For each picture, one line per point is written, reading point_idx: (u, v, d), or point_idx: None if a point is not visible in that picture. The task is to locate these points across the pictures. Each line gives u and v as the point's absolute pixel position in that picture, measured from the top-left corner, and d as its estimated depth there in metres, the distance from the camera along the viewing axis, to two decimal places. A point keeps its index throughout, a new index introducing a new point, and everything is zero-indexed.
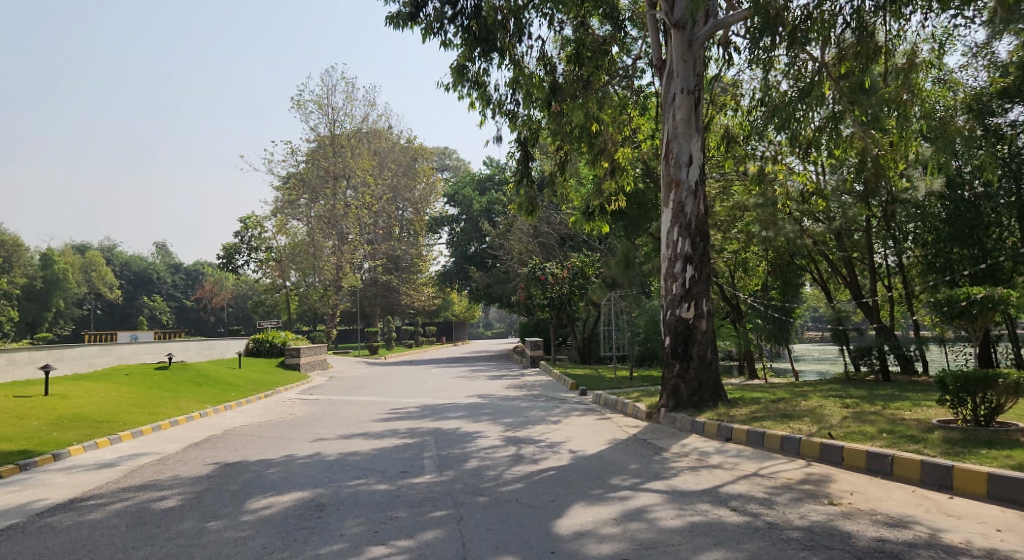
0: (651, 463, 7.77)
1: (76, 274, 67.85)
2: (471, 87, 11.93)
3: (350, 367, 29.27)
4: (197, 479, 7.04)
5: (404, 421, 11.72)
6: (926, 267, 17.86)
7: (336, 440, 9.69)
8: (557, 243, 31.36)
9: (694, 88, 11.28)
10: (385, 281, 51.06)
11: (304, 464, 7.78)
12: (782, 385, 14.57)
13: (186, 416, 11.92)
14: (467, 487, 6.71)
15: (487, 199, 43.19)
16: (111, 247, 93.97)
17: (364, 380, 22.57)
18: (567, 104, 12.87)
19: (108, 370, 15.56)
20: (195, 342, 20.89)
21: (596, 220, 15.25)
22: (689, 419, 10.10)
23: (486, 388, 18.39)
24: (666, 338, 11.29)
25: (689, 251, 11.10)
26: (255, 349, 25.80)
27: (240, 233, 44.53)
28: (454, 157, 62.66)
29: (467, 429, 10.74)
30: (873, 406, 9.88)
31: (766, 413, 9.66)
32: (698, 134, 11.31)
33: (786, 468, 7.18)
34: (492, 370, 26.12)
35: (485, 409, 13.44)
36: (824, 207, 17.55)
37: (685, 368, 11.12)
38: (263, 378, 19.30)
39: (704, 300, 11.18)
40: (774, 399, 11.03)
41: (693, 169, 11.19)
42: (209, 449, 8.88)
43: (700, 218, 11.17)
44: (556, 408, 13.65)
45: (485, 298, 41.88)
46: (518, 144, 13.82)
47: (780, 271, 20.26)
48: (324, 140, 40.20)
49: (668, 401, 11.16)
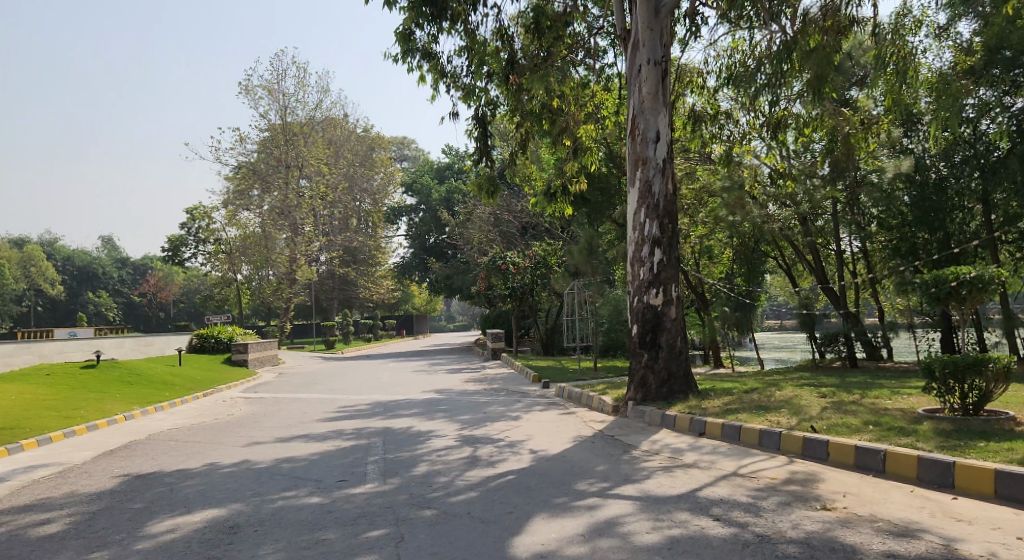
0: (621, 463, 7.02)
1: (13, 270, 65.03)
2: (421, 58, 11.04)
3: (303, 362, 28.13)
4: (95, 496, 6.04)
5: (351, 421, 10.79)
6: (890, 252, 17.44)
7: (273, 443, 8.74)
8: (519, 232, 30.60)
9: (661, 59, 10.52)
10: (342, 274, 49.66)
11: (227, 475, 6.82)
12: (752, 374, 14.00)
13: (107, 420, 10.81)
14: (412, 498, 5.86)
15: (446, 188, 42.16)
16: (53, 241, 90.13)
17: (316, 376, 21.46)
18: (526, 77, 11.94)
19: (27, 370, 14.28)
20: (130, 338, 19.58)
21: (558, 202, 14.34)
22: (659, 414, 9.38)
23: (445, 382, 17.53)
24: (634, 327, 10.58)
25: (657, 234, 10.38)
26: (199, 345, 24.50)
27: (186, 225, 42.72)
28: (412, 146, 61.47)
29: (419, 428, 9.86)
30: (852, 394, 9.25)
31: (741, 405, 8.97)
32: (666, 109, 10.59)
33: (769, 467, 6.47)
34: (451, 363, 25.27)
35: (441, 405, 12.56)
36: (790, 190, 16.98)
37: (653, 358, 10.42)
38: (204, 376, 18.09)
39: (673, 285, 10.49)
40: (747, 389, 10.36)
41: (660, 146, 10.47)
42: (123, 458, 7.86)
43: (668, 198, 10.46)
44: (516, 402, 12.85)
45: (445, 289, 40.92)
46: (475, 121, 12.79)
47: (746, 257, 19.89)
48: (275, 128, 38.29)
49: (636, 393, 10.45)
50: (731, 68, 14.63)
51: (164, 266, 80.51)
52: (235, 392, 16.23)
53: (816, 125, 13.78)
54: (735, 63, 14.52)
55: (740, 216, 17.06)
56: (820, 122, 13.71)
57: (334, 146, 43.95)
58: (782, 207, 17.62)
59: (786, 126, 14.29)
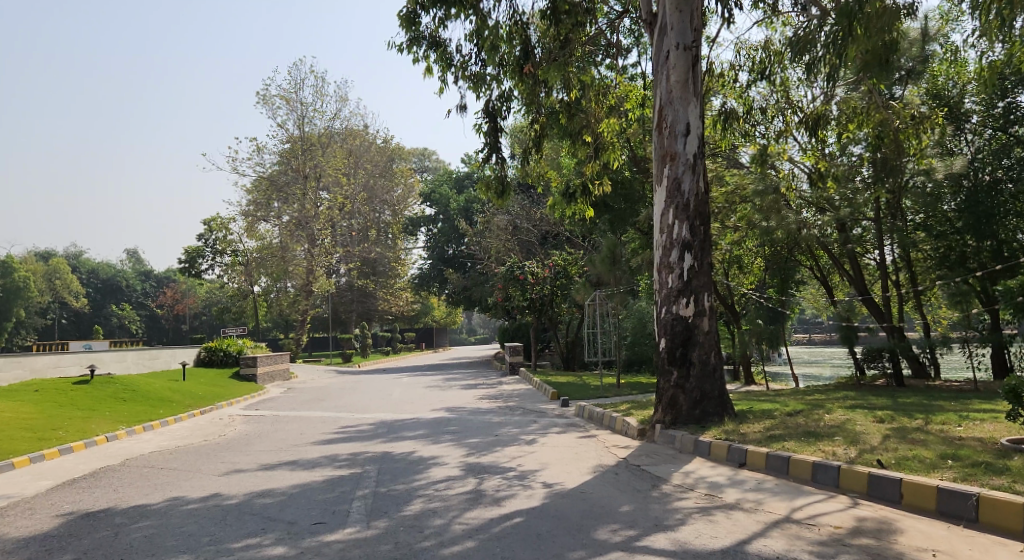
0: (650, 503, 5.93)
1: (39, 282, 65.67)
2: (428, 46, 10.19)
3: (316, 376, 27.36)
4: (23, 544, 5.09)
5: (349, 444, 9.81)
6: (935, 262, 15.85)
7: (256, 471, 7.78)
8: (538, 240, 29.64)
9: (691, 44, 9.50)
10: (361, 286, 48.98)
11: (188, 515, 5.86)
12: (791, 393, 12.78)
13: (87, 442, 9.95)
14: (396, 549, 4.84)
15: (464, 198, 41.39)
16: (78, 254, 90.97)
17: (326, 391, 20.59)
18: (542, 67, 10.98)
19: (16, 386, 13.54)
20: (133, 352, 18.85)
21: (577, 202, 13.18)
22: (692, 440, 8.28)
23: (458, 398, 16.56)
24: (662, 341, 9.51)
25: (687, 237, 9.34)
26: (208, 359, 23.77)
27: (204, 237, 42.37)
28: (433, 158, 60.91)
29: (421, 454, 8.85)
30: (914, 419, 8.06)
31: (786, 431, 7.83)
32: (697, 99, 9.56)
33: (829, 511, 5.34)
34: (467, 377, 24.27)
35: (450, 426, 11.54)
36: (828, 194, 15.75)
37: (684, 377, 9.32)
38: (209, 392, 17.29)
39: (706, 295, 9.40)
40: (791, 412, 9.18)
41: (691, 140, 9.44)
42: (81, 490, 6.94)
43: (699, 197, 9.41)
44: (532, 423, 11.76)
45: (463, 301, 40.06)
46: (485, 114, 11.83)
47: (778, 267, 18.68)
48: (294, 139, 37.66)
49: (665, 416, 9.35)
50: (768, 59, 13.55)
51: (186, 279, 80.70)
52: (236, 409, 15.36)
53: (862, 120, 12.67)
54: (771, 56, 13.46)
55: (775, 221, 15.85)
56: (867, 117, 12.57)
57: (353, 157, 43.43)
58: (819, 213, 16.45)
59: (828, 122, 13.13)
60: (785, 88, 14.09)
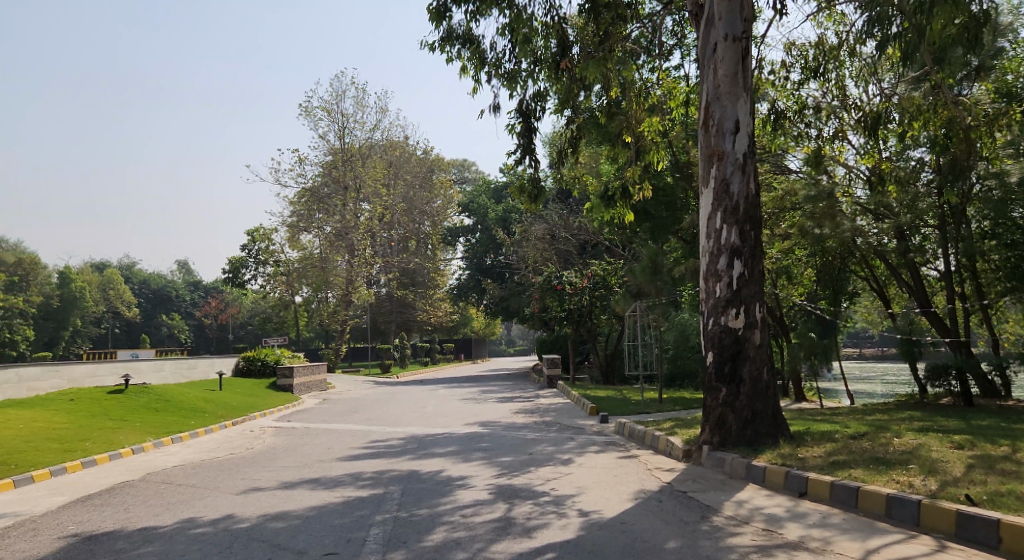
0: (700, 539, 5.27)
1: (93, 292, 67.59)
2: (461, 44, 9.85)
3: (352, 387, 27.10)
4: None
5: (376, 460, 9.33)
6: (1005, 273, 14.61)
7: (274, 490, 7.32)
8: (577, 250, 29.06)
9: (742, 35, 8.82)
10: (401, 296, 48.91)
11: (192, 541, 5.40)
12: (848, 413, 11.86)
13: (111, 454, 9.66)
14: None
15: (503, 207, 41.05)
16: (129, 265, 93.71)
17: (360, 402, 20.22)
18: (580, 64, 10.46)
19: (51, 395, 13.44)
20: (170, 361, 18.78)
21: (616, 206, 12.51)
22: (744, 464, 7.57)
23: (493, 412, 15.98)
24: (709, 354, 8.81)
25: (736, 243, 8.63)
26: (246, 368, 23.72)
27: (247, 247, 42.89)
28: (472, 169, 60.81)
29: (450, 473, 8.30)
30: (998, 446, 7.19)
31: (850, 457, 7.07)
32: (747, 94, 8.88)
33: (914, 556, 4.60)
34: (504, 390, 23.69)
35: (483, 443, 10.96)
36: (887, 199, 14.77)
37: (734, 394, 8.58)
38: (242, 403, 17.06)
39: (757, 305, 8.67)
40: (853, 435, 8.35)
41: (740, 138, 8.77)
42: (91, 508, 6.57)
43: (750, 200, 8.72)
44: (569, 441, 11.12)
45: (501, 312, 39.56)
46: (518, 114, 11.31)
47: (831, 277, 17.69)
48: (335, 150, 37.84)
49: (712, 436, 8.62)
50: (822, 56, 12.76)
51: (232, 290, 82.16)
52: (267, 420, 15.07)
53: (927, 119, 11.72)
54: (825, 52, 12.64)
55: (829, 228, 14.94)
56: (934, 115, 11.65)
57: (392, 168, 43.48)
58: (875, 220, 15.51)
59: (887, 120, 12.23)
60: (841, 87, 13.25)
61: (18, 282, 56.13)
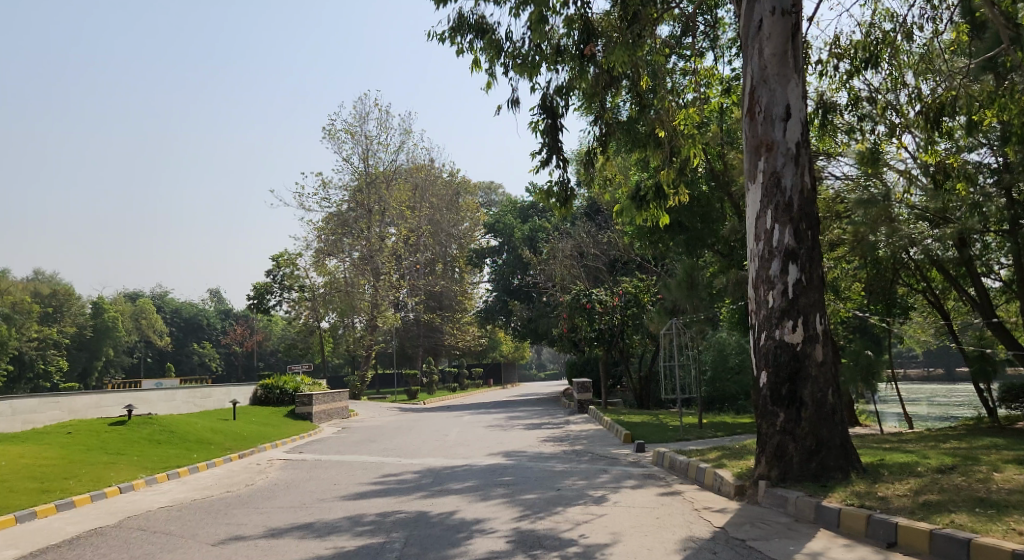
0: None
1: (127, 321, 67.88)
2: (473, 34, 9.24)
3: (375, 415, 26.00)
4: None
5: (382, 499, 8.24)
6: None
7: (256, 540, 6.27)
8: (606, 268, 27.99)
9: (792, 9, 7.74)
10: (428, 321, 47.97)
11: None
12: (917, 439, 10.50)
13: (93, 494, 8.73)
14: None
15: (529, 226, 40.14)
16: (163, 294, 94.92)
17: (379, 430, 19.21)
18: (606, 52, 9.55)
19: (47, 428, 12.66)
20: (182, 390, 18.00)
21: (649, 207, 11.42)
22: (813, 506, 6.32)
23: (518, 441, 14.77)
24: (763, 374, 7.63)
25: (791, 244, 7.48)
26: (263, 397, 22.90)
27: (272, 273, 42.59)
28: (500, 191, 60.20)
29: (464, 515, 7.18)
30: None
31: (948, 496, 5.80)
32: (799, 76, 7.76)
33: None
34: (532, 416, 22.39)
35: (505, 477, 9.80)
36: (947, 200, 13.39)
37: (794, 420, 7.37)
38: (255, 433, 16.17)
39: (818, 315, 7.47)
40: (940, 468, 7.04)
41: (792, 126, 7.66)
42: None
43: (806, 195, 7.57)
44: (602, 474, 9.92)
45: (529, 335, 38.40)
46: (541, 111, 10.34)
47: (883, 290, 16.32)
48: (359, 174, 37.24)
49: (770, 471, 7.40)
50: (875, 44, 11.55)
51: (262, 318, 82.26)
52: (278, 452, 14.10)
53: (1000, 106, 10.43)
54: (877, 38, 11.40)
55: (885, 234, 13.63)
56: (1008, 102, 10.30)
57: (419, 190, 42.87)
58: (933, 226, 13.91)
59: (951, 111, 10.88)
60: (896, 76, 11.99)
61: (52, 312, 56.57)
